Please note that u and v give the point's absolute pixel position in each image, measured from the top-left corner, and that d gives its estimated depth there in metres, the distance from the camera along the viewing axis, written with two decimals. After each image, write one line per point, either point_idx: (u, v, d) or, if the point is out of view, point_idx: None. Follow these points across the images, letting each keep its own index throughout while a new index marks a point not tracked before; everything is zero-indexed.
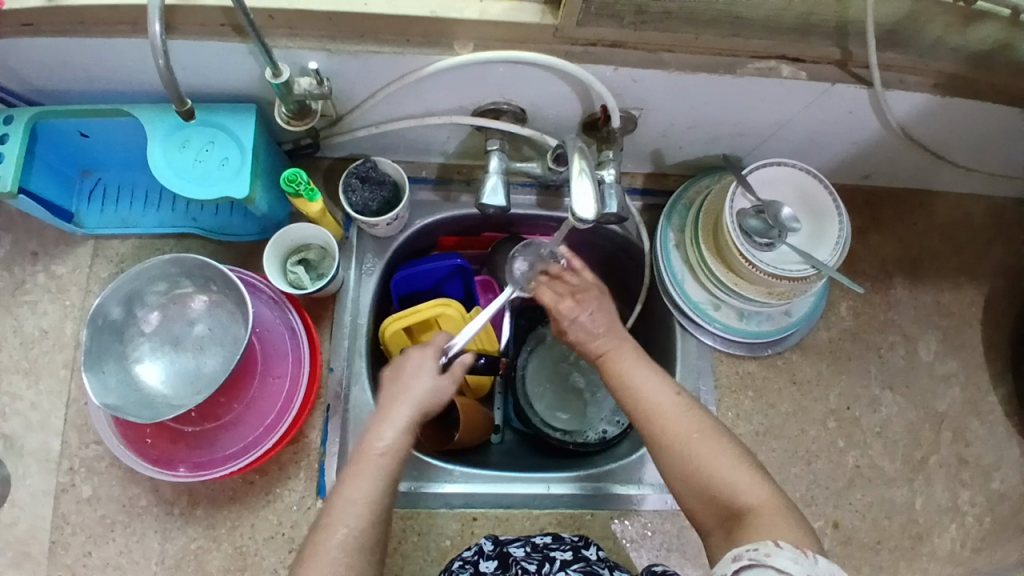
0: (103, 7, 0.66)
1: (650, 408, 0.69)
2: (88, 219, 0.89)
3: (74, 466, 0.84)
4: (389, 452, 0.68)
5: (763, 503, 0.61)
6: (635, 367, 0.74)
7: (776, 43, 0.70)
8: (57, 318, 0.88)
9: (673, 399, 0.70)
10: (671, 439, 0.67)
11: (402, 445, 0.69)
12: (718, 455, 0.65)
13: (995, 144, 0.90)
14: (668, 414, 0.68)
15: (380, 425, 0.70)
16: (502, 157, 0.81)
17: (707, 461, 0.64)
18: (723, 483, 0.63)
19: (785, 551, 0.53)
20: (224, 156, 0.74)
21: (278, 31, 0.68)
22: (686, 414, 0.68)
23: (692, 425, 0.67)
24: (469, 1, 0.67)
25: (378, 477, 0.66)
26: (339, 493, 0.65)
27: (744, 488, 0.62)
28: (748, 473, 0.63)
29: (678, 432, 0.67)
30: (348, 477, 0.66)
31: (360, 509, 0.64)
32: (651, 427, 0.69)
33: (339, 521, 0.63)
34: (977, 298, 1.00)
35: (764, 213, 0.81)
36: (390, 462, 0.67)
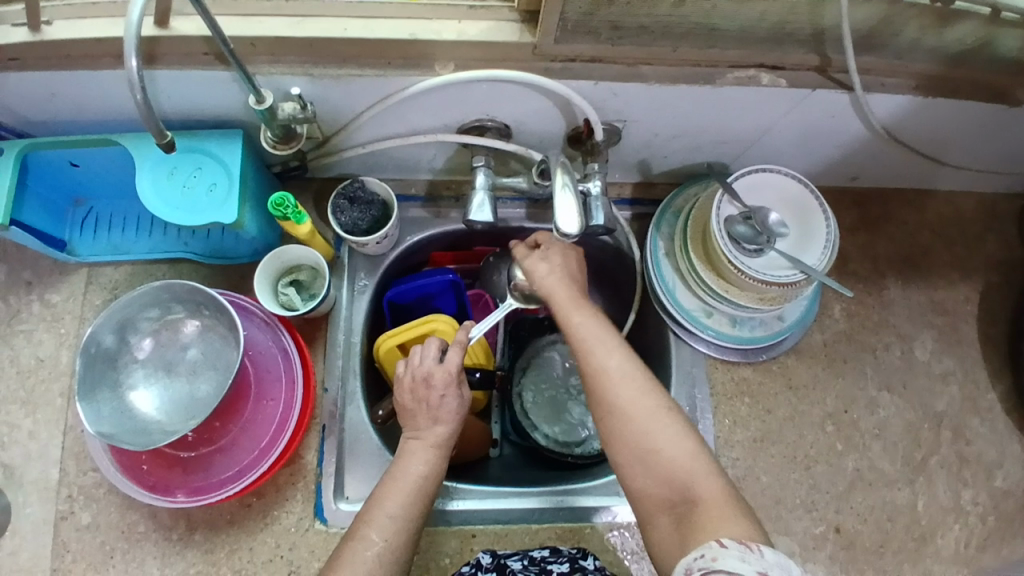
0: (86, 41, 0.67)
1: (609, 397, 0.65)
2: (81, 247, 0.90)
3: (73, 493, 0.84)
4: (426, 480, 0.69)
5: (711, 497, 0.59)
6: (592, 339, 0.69)
7: (753, 52, 0.70)
8: (53, 347, 0.89)
9: (634, 385, 0.66)
10: (627, 432, 0.64)
11: (436, 471, 0.70)
12: (675, 449, 0.62)
13: (981, 142, 0.90)
14: (627, 403, 0.65)
15: (412, 453, 0.70)
16: (488, 173, 0.81)
17: (659, 451, 0.62)
18: (675, 475, 0.61)
19: (731, 553, 0.53)
20: (213, 182, 0.75)
21: (260, 57, 0.68)
22: (644, 403, 0.64)
23: (649, 413, 0.64)
24: (446, 22, 0.68)
25: (411, 498, 0.67)
26: (369, 516, 0.65)
27: (694, 481, 0.60)
28: (703, 466, 0.61)
29: (637, 424, 0.63)
30: (382, 495, 0.67)
31: (389, 534, 0.64)
32: (609, 415, 0.65)
33: (367, 545, 0.63)
34: (971, 295, 1.00)
35: (752, 219, 0.82)
36: (424, 491, 0.68)
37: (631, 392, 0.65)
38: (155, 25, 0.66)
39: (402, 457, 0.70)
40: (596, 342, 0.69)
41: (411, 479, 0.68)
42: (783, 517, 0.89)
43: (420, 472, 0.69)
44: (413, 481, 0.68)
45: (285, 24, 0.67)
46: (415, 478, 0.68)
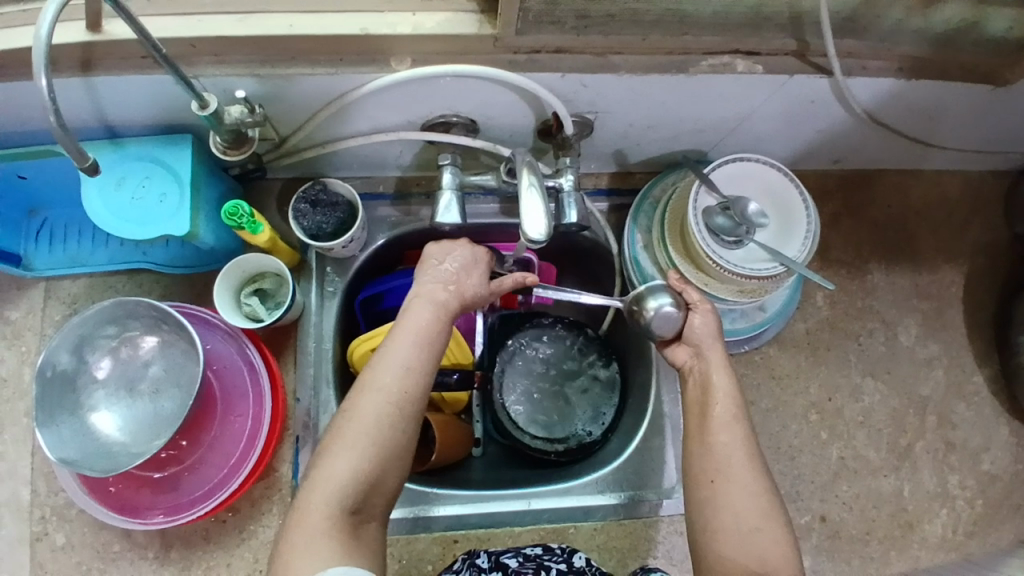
0: (15, 49, 0.62)
1: (726, 466, 0.64)
2: (37, 260, 0.86)
3: (44, 514, 0.82)
4: (411, 369, 0.64)
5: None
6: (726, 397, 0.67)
7: (728, 38, 0.67)
8: (14, 365, 0.85)
9: (750, 461, 0.64)
10: (733, 504, 0.62)
11: (427, 360, 0.65)
12: (777, 537, 0.62)
13: (967, 121, 0.87)
14: (743, 479, 0.63)
15: (397, 340, 0.65)
16: (455, 172, 0.78)
17: (755, 530, 0.62)
18: (763, 556, 0.61)
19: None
20: (162, 191, 0.71)
21: (203, 59, 0.64)
22: (756, 483, 0.63)
23: (759, 491, 0.63)
24: (402, 16, 0.64)
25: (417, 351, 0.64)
26: (352, 417, 0.61)
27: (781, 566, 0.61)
28: (789, 553, 0.62)
29: (744, 502, 0.62)
30: (388, 347, 0.65)
31: (372, 435, 0.60)
32: (718, 480, 0.63)
33: (351, 448, 0.59)
34: (957, 277, 0.98)
35: (730, 210, 0.78)
36: (411, 384, 0.63)
37: (749, 470, 0.64)
38: (87, 29, 0.61)
39: (387, 346, 0.65)
40: (724, 414, 0.66)
41: (394, 371, 0.63)
42: None
43: (404, 362, 0.64)
44: (398, 373, 0.63)
45: (228, 22, 0.63)
46: (397, 367, 0.63)
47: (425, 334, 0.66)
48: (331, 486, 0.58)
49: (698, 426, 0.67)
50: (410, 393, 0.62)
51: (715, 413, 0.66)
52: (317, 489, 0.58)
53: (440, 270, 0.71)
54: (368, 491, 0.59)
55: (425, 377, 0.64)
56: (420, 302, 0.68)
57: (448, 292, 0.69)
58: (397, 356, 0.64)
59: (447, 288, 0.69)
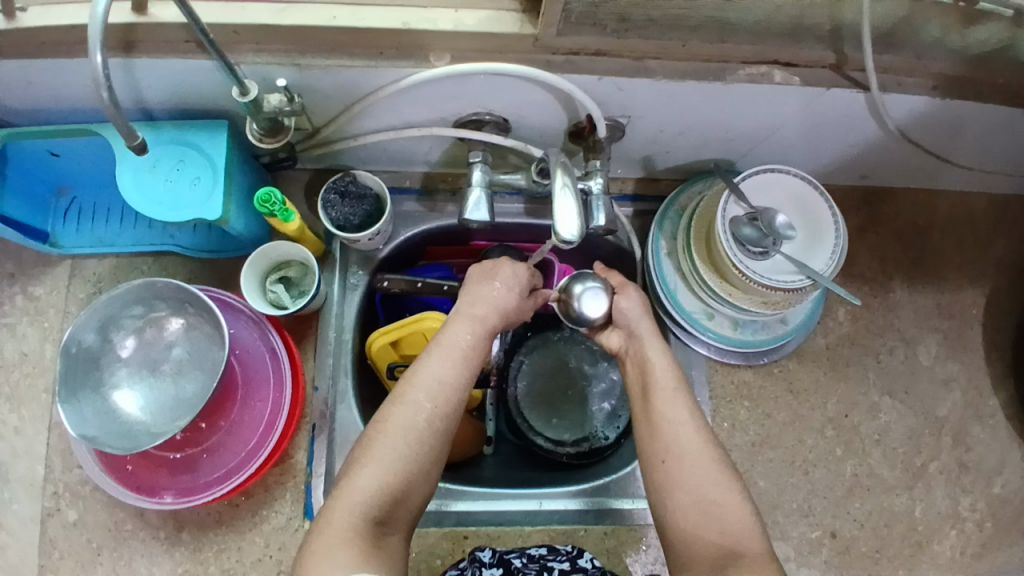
0: (61, 27, 0.63)
1: (672, 443, 0.65)
2: (64, 238, 0.86)
3: (59, 490, 0.82)
4: (446, 386, 0.65)
5: (756, 555, 0.60)
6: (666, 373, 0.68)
7: (767, 48, 0.67)
8: (36, 341, 0.86)
9: (695, 437, 0.65)
10: (685, 479, 0.63)
11: (464, 377, 0.66)
12: (732, 508, 0.62)
13: (997, 143, 0.87)
14: (689, 453, 0.64)
15: (434, 356, 0.66)
16: (485, 169, 0.78)
17: (709, 502, 0.62)
18: (720, 528, 0.61)
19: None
20: (196, 175, 0.72)
21: (244, 46, 0.64)
22: (707, 457, 0.64)
23: (707, 464, 0.64)
24: (443, 12, 0.64)
25: (456, 368, 0.66)
26: (382, 432, 0.62)
27: (743, 536, 0.61)
28: (751, 523, 0.62)
29: (693, 479, 0.63)
30: (425, 362, 0.66)
31: (401, 452, 0.61)
32: (666, 456, 0.64)
33: (379, 463, 0.61)
34: (978, 299, 0.98)
35: (757, 221, 0.77)
36: (447, 402, 0.64)
37: (695, 444, 0.64)
38: (132, 11, 0.62)
39: (421, 363, 0.66)
40: (662, 391, 0.67)
41: (430, 388, 0.64)
42: (779, 522, 0.87)
43: (441, 379, 0.65)
44: (433, 389, 0.64)
45: (271, 11, 0.63)
46: (433, 384, 0.64)
47: (466, 350, 0.67)
48: (356, 497, 0.59)
49: (639, 408, 0.68)
50: (442, 408, 0.64)
51: (654, 392, 0.67)
52: (343, 499, 0.59)
53: (487, 287, 0.71)
54: (392, 504, 0.60)
55: (460, 396, 0.65)
56: (463, 318, 0.69)
57: (488, 308, 0.70)
58: (434, 374, 0.65)
59: (490, 306, 0.70)
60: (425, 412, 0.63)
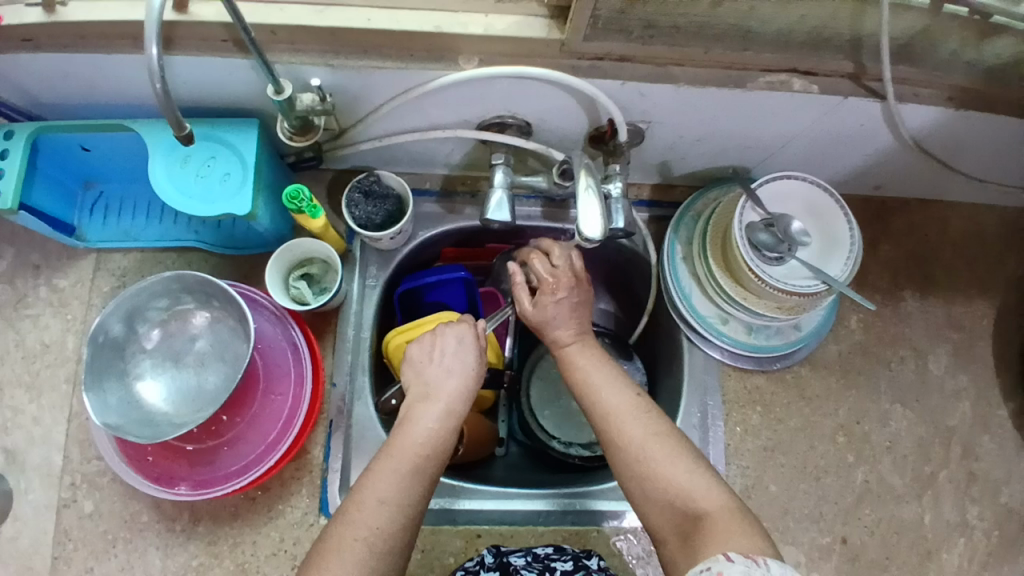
0: (102, 22, 0.65)
1: (616, 420, 0.68)
2: (89, 231, 0.88)
3: (76, 481, 0.83)
4: (415, 469, 0.65)
5: (720, 510, 0.59)
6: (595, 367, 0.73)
7: (787, 57, 0.68)
8: (59, 332, 0.87)
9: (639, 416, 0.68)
10: (633, 447, 0.65)
11: (427, 465, 0.66)
12: (680, 468, 0.63)
13: (1008, 156, 0.88)
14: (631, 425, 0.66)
15: (397, 446, 0.66)
16: (507, 171, 0.80)
17: (663, 469, 0.63)
18: (681, 489, 0.62)
19: (736, 567, 0.52)
20: (226, 170, 0.73)
21: (280, 46, 0.66)
22: (649, 426, 0.66)
23: (651, 434, 0.66)
24: (473, 16, 0.66)
25: (407, 477, 0.64)
26: (347, 520, 0.61)
27: (699, 493, 0.61)
28: (705, 480, 0.62)
29: (639, 450, 0.65)
30: (376, 470, 0.64)
31: (369, 538, 0.60)
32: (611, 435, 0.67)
33: (346, 553, 0.59)
34: (988, 311, 0.99)
35: (773, 227, 0.80)
36: (410, 484, 0.64)
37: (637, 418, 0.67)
38: (172, 9, 0.64)
39: (384, 452, 0.66)
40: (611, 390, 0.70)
41: (393, 474, 0.64)
42: (789, 527, 0.88)
43: (403, 468, 0.65)
44: (394, 477, 0.64)
45: (307, 12, 0.65)
46: (395, 472, 0.64)
47: (417, 458, 0.66)
48: None
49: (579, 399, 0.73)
50: (393, 520, 0.62)
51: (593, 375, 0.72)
52: None
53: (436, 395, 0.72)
54: None
55: (410, 509, 0.63)
56: (413, 427, 0.68)
57: (454, 387, 0.73)
58: (396, 459, 0.65)
59: (439, 409, 0.70)
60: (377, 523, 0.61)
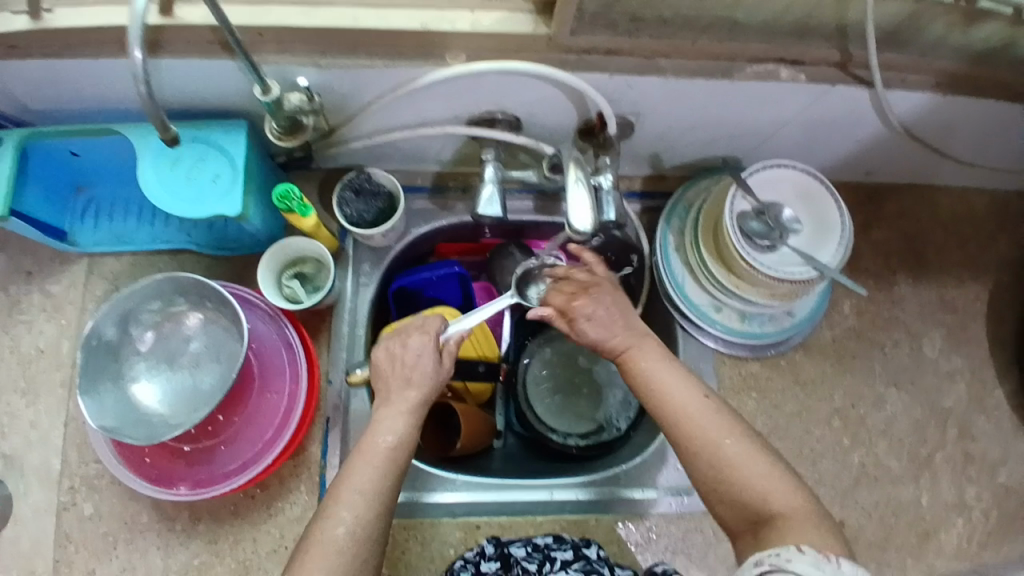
0: (87, 28, 0.64)
1: (687, 412, 0.65)
2: (81, 236, 0.88)
3: (75, 484, 0.83)
4: (375, 486, 0.65)
5: (796, 511, 0.60)
6: (660, 365, 0.68)
7: (774, 46, 0.69)
8: (53, 336, 0.87)
9: (714, 417, 0.65)
10: (705, 444, 0.64)
11: (385, 485, 0.66)
12: (757, 467, 0.62)
13: (998, 139, 0.89)
14: (704, 420, 0.64)
15: (355, 468, 0.66)
16: (496, 166, 0.80)
17: (740, 467, 0.62)
18: (756, 489, 0.61)
19: (807, 559, 0.54)
20: (216, 172, 0.73)
21: (267, 47, 0.66)
22: (721, 420, 0.65)
23: (724, 429, 0.64)
24: (461, 12, 0.66)
25: (383, 470, 0.66)
26: (316, 547, 0.62)
27: (777, 494, 0.61)
28: (780, 479, 0.62)
29: (724, 454, 0.63)
30: (354, 466, 0.66)
31: (338, 565, 0.61)
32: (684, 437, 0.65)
33: (326, 550, 0.61)
34: (980, 293, 0.99)
35: (765, 215, 0.82)
36: (371, 505, 0.64)
37: (710, 414, 0.65)
38: (158, 13, 0.64)
39: (345, 474, 0.66)
40: (674, 380, 0.67)
41: (352, 498, 0.64)
42: None
43: (362, 490, 0.64)
44: (354, 501, 0.64)
45: (294, 12, 0.65)
46: (354, 496, 0.64)
47: (390, 452, 0.68)
48: None
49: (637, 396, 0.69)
50: (371, 513, 0.64)
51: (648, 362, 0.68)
52: None
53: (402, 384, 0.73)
54: None
55: (386, 501, 0.65)
56: (385, 421, 0.70)
57: (412, 396, 0.72)
58: (355, 481, 0.65)
59: (411, 396, 0.72)
60: (352, 520, 0.63)
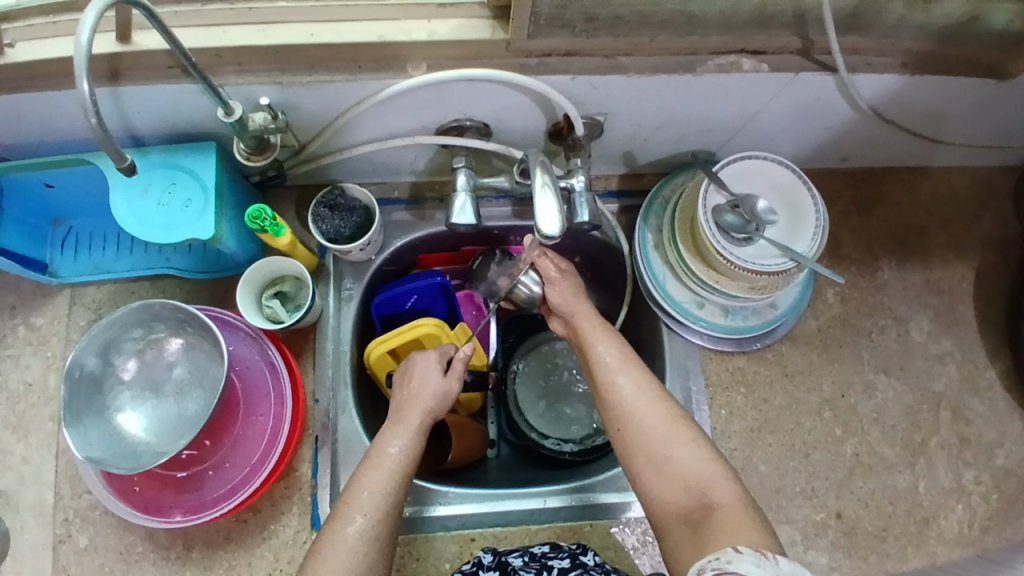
0: (50, 60, 0.65)
1: (630, 412, 0.70)
2: (62, 268, 0.88)
3: (68, 517, 0.83)
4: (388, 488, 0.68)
5: (728, 500, 0.63)
6: (604, 352, 0.75)
7: (734, 37, 0.69)
8: (40, 370, 0.87)
9: (652, 403, 0.70)
10: (641, 441, 0.68)
11: (393, 490, 0.68)
12: (694, 461, 0.66)
13: (972, 118, 0.88)
14: (643, 418, 0.69)
15: (366, 471, 0.69)
16: (469, 174, 0.80)
17: (668, 451, 0.67)
18: (690, 473, 0.65)
19: (747, 558, 0.54)
20: (188, 197, 0.73)
21: (227, 68, 0.67)
22: (659, 418, 0.69)
23: (657, 413, 0.69)
24: (417, 22, 0.66)
25: (389, 476, 0.69)
26: (330, 544, 0.64)
27: (709, 482, 0.64)
28: (718, 472, 0.65)
29: (656, 439, 0.68)
30: (361, 473, 0.69)
31: (348, 564, 0.63)
32: (624, 426, 0.70)
33: (340, 546, 0.63)
34: (967, 273, 0.99)
35: (739, 208, 0.81)
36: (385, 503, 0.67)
37: (651, 411, 0.69)
38: (116, 41, 0.64)
39: (356, 478, 0.69)
40: (618, 381, 0.72)
41: (364, 500, 0.66)
42: (782, 505, 0.88)
43: (371, 493, 0.67)
44: (364, 503, 0.66)
45: (251, 32, 0.65)
46: (365, 498, 0.66)
47: (398, 460, 0.70)
48: None
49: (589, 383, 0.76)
50: (381, 515, 0.66)
51: (602, 364, 0.74)
52: None
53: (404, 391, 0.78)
54: None
55: (394, 504, 0.67)
56: (393, 431, 0.73)
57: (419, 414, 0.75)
58: (370, 481, 0.68)
59: (417, 407, 0.76)
60: (359, 523, 0.65)
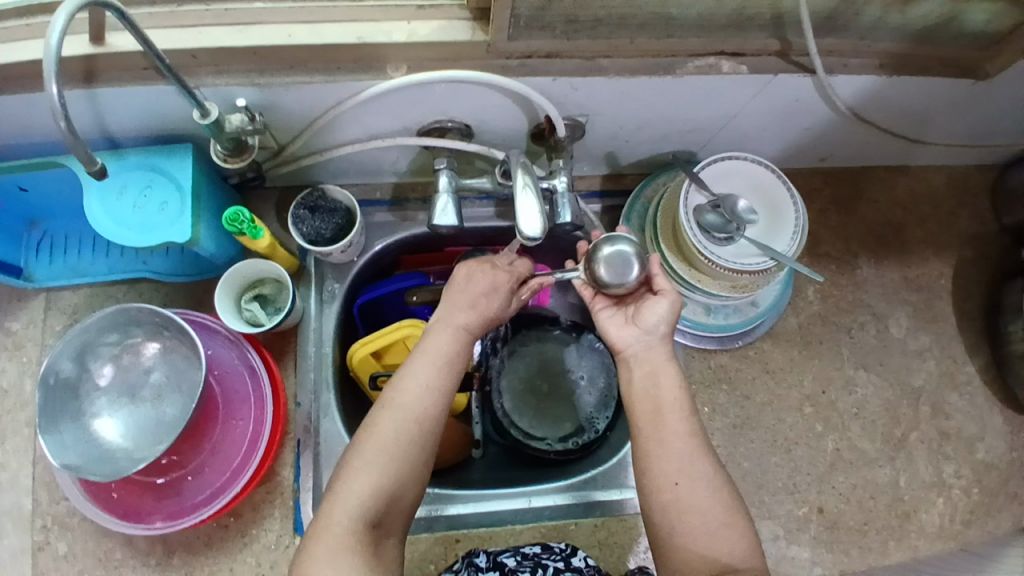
0: (20, 62, 0.64)
1: (690, 468, 0.65)
2: (37, 272, 0.87)
3: (47, 523, 0.82)
4: (432, 395, 0.68)
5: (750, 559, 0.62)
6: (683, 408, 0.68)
7: (711, 39, 0.69)
8: (15, 376, 0.86)
9: (713, 471, 0.66)
10: (693, 505, 0.63)
11: (447, 380, 0.70)
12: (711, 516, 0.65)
13: (948, 118, 0.90)
14: (706, 481, 0.64)
15: (421, 362, 0.70)
16: (450, 175, 0.79)
17: (722, 525, 0.63)
18: (727, 547, 0.62)
19: None
20: (163, 200, 0.72)
21: (203, 69, 0.66)
22: (715, 487, 0.65)
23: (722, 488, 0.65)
24: (396, 23, 0.66)
25: (443, 367, 0.70)
26: (377, 431, 0.66)
27: (741, 551, 0.62)
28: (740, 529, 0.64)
29: (704, 508, 0.63)
30: (412, 361, 0.71)
31: (397, 452, 0.65)
32: (681, 481, 0.64)
33: (392, 436, 0.65)
34: (944, 270, 1.00)
35: (720, 207, 0.79)
36: (430, 411, 0.68)
37: (711, 476, 0.65)
38: (90, 42, 0.63)
39: (407, 371, 0.70)
40: (681, 436, 0.67)
41: (412, 389, 0.68)
42: (765, 501, 0.89)
43: (426, 384, 0.69)
44: (418, 394, 0.68)
45: (226, 34, 0.64)
46: (419, 389, 0.68)
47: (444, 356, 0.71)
48: (352, 503, 0.62)
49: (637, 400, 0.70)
50: (428, 412, 0.68)
51: (671, 416, 0.68)
52: (345, 500, 0.62)
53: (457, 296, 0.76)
54: (385, 507, 0.63)
55: (445, 396, 0.69)
56: (444, 325, 0.73)
57: (468, 319, 0.75)
58: (422, 384, 0.69)
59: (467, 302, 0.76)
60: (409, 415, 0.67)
